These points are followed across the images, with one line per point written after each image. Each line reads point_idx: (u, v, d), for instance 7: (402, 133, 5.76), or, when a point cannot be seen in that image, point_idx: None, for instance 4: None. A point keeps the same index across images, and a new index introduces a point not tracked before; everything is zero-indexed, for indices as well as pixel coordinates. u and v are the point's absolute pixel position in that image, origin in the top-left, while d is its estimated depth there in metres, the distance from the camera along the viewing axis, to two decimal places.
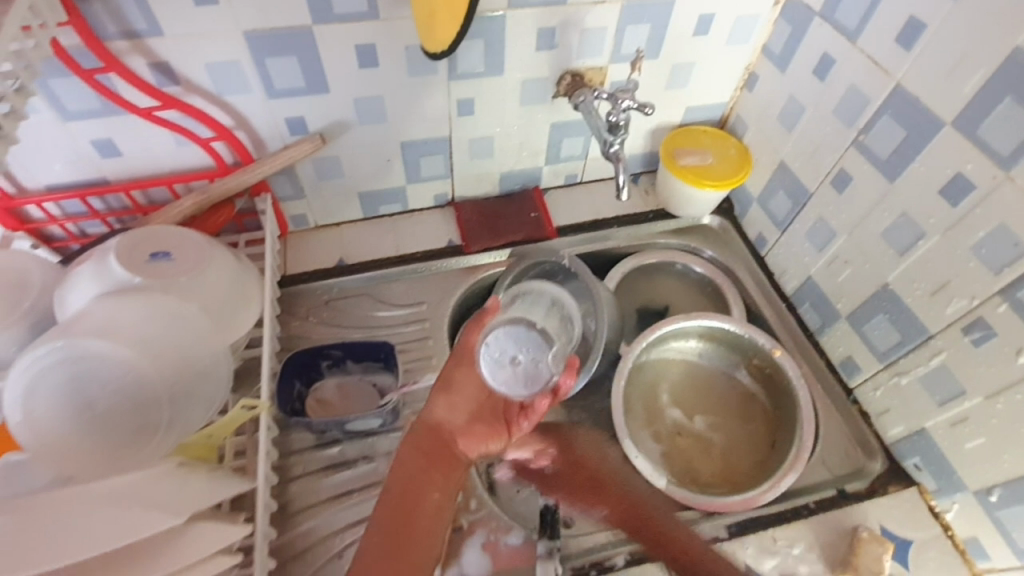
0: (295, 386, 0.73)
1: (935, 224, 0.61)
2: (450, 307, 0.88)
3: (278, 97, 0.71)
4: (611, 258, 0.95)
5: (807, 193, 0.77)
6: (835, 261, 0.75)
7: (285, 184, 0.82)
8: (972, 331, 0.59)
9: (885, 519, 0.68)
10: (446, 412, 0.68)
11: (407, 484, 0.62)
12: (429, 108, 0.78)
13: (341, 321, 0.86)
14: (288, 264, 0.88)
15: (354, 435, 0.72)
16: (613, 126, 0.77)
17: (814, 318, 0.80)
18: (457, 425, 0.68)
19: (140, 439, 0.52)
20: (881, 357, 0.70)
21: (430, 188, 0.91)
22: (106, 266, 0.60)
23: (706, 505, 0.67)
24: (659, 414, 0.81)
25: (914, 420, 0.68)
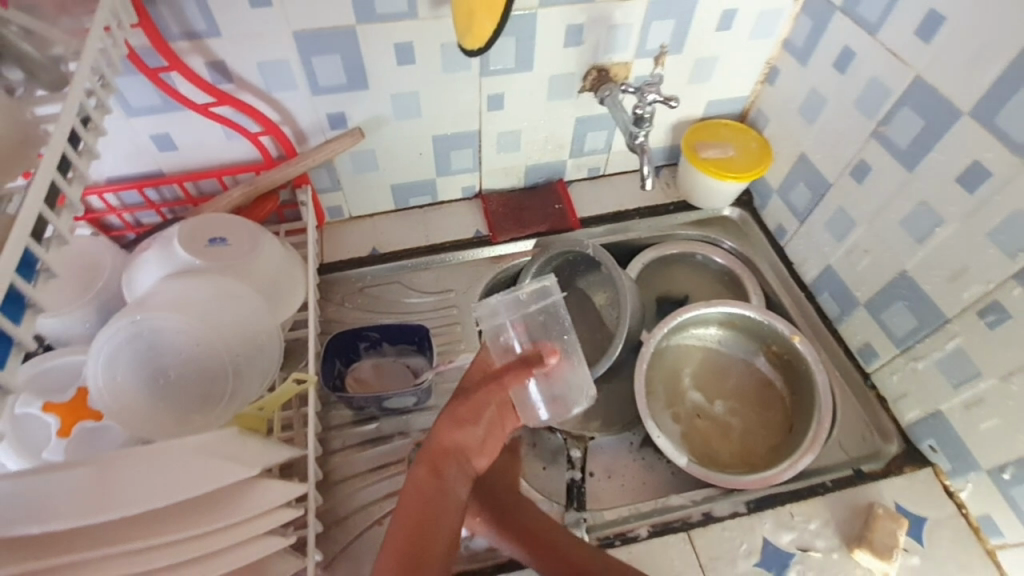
0: (336, 365, 0.78)
1: (953, 211, 0.63)
2: (479, 294, 0.92)
3: (322, 93, 0.76)
4: (633, 248, 0.98)
5: (827, 184, 0.80)
6: (854, 249, 0.77)
7: (324, 176, 0.87)
8: (988, 314, 0.61)
9: (900, 497, 0.70)
10: (458, 433, 0.59)
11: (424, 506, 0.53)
12: (462, 103, 0.82)
13: (375, 307, 0.90)
14: (325, 253, 0.93)
15: (390, 412, 0.77)
16: (639, 118, 0.80)
17: (832, 306, 0.83)
18: (472, 446, 0.59)
19: (207, 406, 0.60)
20: (898, 342, 0.73)
21: (459, 180, 0.95)
22: (169, 250, 0.66)
23: (727, 483, 0.69)
24: (680, 398, 0.83)
25: (930, 403, 0.70)
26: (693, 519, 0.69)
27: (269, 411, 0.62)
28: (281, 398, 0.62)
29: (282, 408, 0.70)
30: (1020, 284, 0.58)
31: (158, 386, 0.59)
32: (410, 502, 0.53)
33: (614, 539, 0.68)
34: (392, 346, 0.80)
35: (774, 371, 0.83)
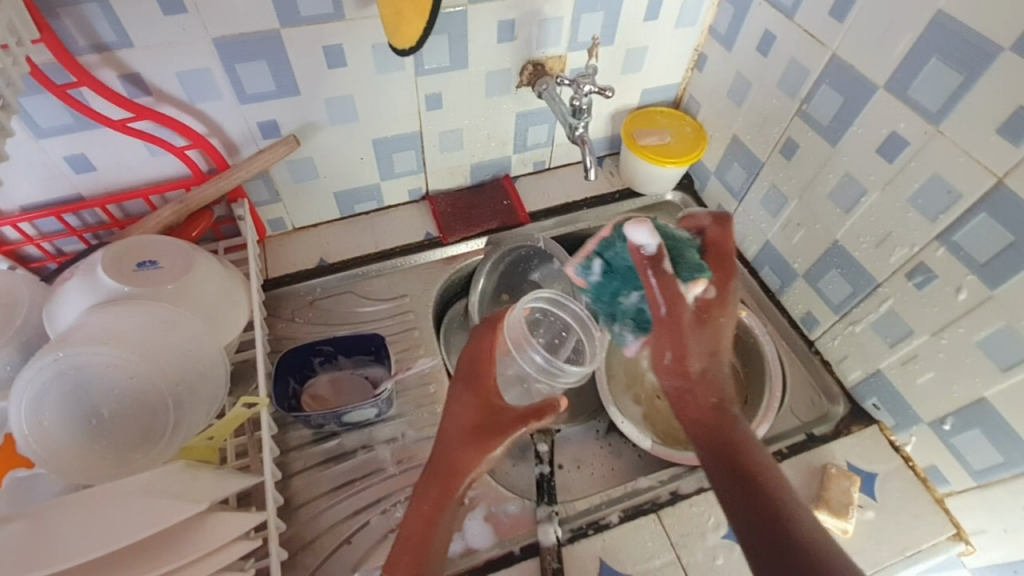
0: (290, 384, 0.75)
1: (875, 181, 0.67)
2: (433, 297, 0.90)
3: (250, 102, 0.73)
4: (583, 238, 0.99)
5: (759, 163, 0.83)
6: (789, 224, 0.81)
7: (261, 188, 0.83)
8: (914, 276, 0.65)
9: (850, 456, 0.73)
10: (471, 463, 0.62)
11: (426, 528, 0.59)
12: (399, 105, 0.80)
13: (326, 320, 0.87)
14: (269, 267, 0.89)
15: (350, 426, 0.75)
16: (577, 110, 0.80)
17: (774, 279, 0.86)
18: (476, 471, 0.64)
19: (148, 442, 0.56)
20: (836, 308, 0.76)
21: (403, 184, 0.93)
22: (92, 278, 0.61)
23: (692, 460, 0.72)
24: (641, 380, 0.84)
25: (870, 363, 0.73)
26: (661, 500, 0.70)
27: (219, 439, 0.59)
28: (231, 424, 0.59)
29: (234, 435, 0.67)
30: (942, 245, 0.61)
31: (92, 426, 0.55)
32: (414, 517, 0.59)
33: (588, 529, 0.68)
34: (348, 358, 0.77)
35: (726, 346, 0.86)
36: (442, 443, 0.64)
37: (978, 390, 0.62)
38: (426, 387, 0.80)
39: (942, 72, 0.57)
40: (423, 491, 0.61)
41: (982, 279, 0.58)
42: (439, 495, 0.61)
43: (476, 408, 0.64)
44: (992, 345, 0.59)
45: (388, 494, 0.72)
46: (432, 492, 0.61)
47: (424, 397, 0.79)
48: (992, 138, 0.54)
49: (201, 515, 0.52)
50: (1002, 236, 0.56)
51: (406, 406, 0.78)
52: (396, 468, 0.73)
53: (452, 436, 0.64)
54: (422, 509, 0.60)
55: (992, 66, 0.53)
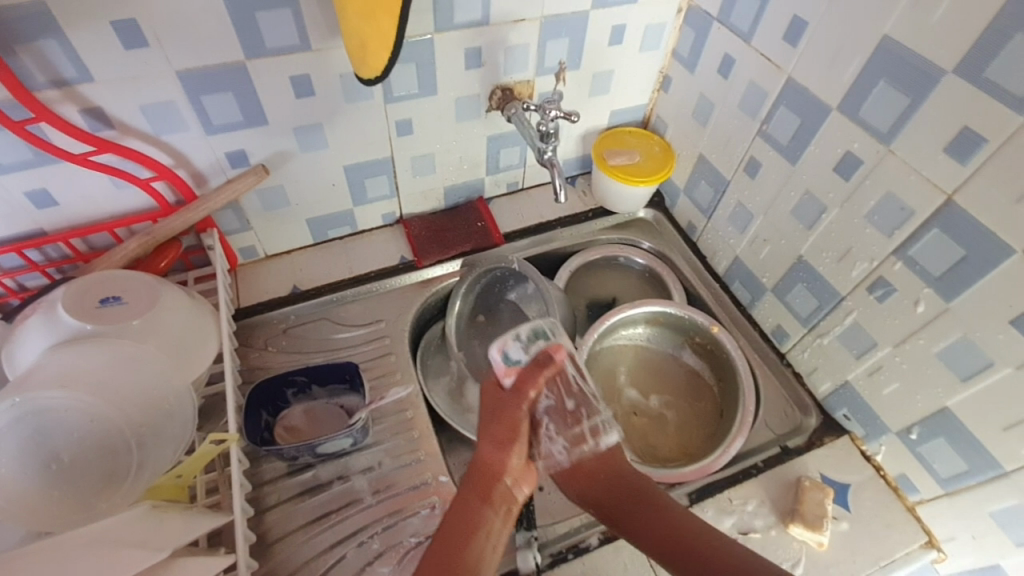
0: (262, 416, 0.74)
1: (833, 198, 0.69)
2: (409, 321, 0.90)
3: (216, 133, 0.72)
4: (558, 257, 1.01)
5: (725, 181, 0.85)
6: (756, 240, 0.83)
7: (231, 218, 0.83)
8: (875, 289, 0.67)
9: (824, 467, 0.74)
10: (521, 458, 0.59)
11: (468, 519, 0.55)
12: (369, 131, 0.81)
13: (300, 348, 0.86)
14: (241, 296, 0.88)
15: (325, 457, 0.73)
16: (545, 134, 0.82)
17: (745, 294, 0.88)
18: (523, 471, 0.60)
19: (111, 484, 0.54)
20: (804, 321, 0.78)
21: (377, 208, 0.93)
22: (53, 316, 0.60)
23: (667, 477, 0.72)
24: (619, 394, 0.86)
25: (838, 375, 0.75)
26: None
27: (188, 477, 0.59)
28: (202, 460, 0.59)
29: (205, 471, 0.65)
30: (899, 259, 0.63)
31: (52, 471, 0.53)
32: (464, 545, 0.53)
33: (568, 552, 0.68)
34: (322, 388, 0.77)
35: (701, 361, 0.87)
36: (497, 478, 0.58)
37: (940, 400, 0.63)
38: (403, 413, 0.80)
39: (890, 95, 0.59)
40: (477, 515, 0.55)
41: (938, 292, 0.60)
42: (492, 534, 0.55)
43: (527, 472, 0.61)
44: (950, 356, 0.61)
45: (365, 526, 0.70)
46: (488, 523, 0.56)
47: (399, 424, 0.79)
48: (940, 157, 0.56)
49: (167, 560, 0.51)
50: (955, 250, 0.57)
51: (383, 434, 0.77)
52: (372, 499, 0.72)
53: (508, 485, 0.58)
54: (476, 536, 0.54)
55: (936, 88, 0.55)
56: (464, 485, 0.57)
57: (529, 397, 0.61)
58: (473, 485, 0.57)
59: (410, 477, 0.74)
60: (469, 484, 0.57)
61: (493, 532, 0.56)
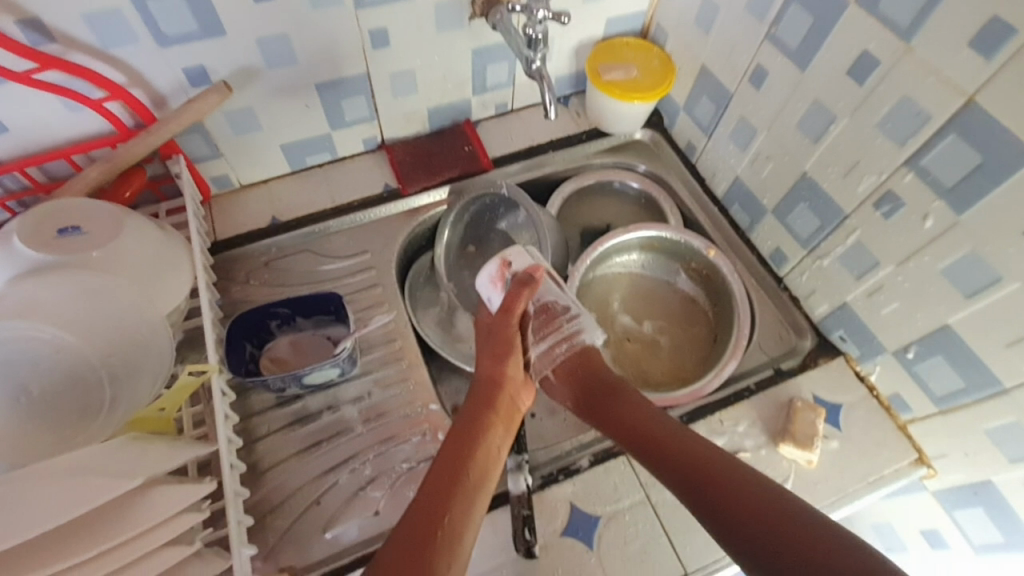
0: (246, 347, 0.72)
1: (844, 107, 0.64)
2: (395, 252, 0.87)
3: (171, 45, 0.66)
4: (551, 183, 0.96)
5: (728, 95, 0.79)
6: (758, 158, 0.78)
7: (198, 143, 0.77)
8: (883, 204, 0.63)
9: (816, 388, 0.73)
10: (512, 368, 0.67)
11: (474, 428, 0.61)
12: (342, 43, 0.74)
13: (283, 281, 0.83)
14: (218, 228, 0.84)
15: (313, 388, 0.73)
16: (532, 40, 0.73)
17: (743, 217, 0.84)
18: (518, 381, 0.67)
19: (86, 417, 0.56)
20: (804, 243, 0.75)
21: (357, 132, 0.88)
22: (9, 247, 0.57)
23: (659, 400, 0.71)
24: (611, 322, 0.84)
25: (837, 297, 0.73)
26: None
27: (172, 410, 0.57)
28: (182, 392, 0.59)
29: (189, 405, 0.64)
30: (910, 170, 0.59)
31: (26, 404, 0.55)
32: (477, 452, 0.59)
33: (559, 474, 0.68)
34: (306, 319, 0.74)
35: (696, 287, 0.84)
36: (501, 391, 0.65)
37: (942, 318, 0.61)
38: (391, 344, 0.78)
39: None
40: (487, 427, 0.62)
41: (949, 205, 0.57)
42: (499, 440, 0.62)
43: (525, 390, 0.67)
44: (956, 272, 0.58)
45: (356, 453, 0.71)
46: (498, 428, 0.62)
47: (387, 355, 0.77)
48: (964, 53, 0.51)
49: (141, 489, 0.50)
50: (971, 158, 0.54)
51: (371, 365, 0.76)
52: (363, 428, 0.72)
53: (513, 395, 0.66)
54: (489, 438, 0.61)
55: None
56: (471, 400, 0.64)
57: (517, 308, 0.68)
58: (481, 398, 0.64)
59: (400, 406, 0.74)
60: (478, 398, 0.64)
61: (503, 437, 0.63)
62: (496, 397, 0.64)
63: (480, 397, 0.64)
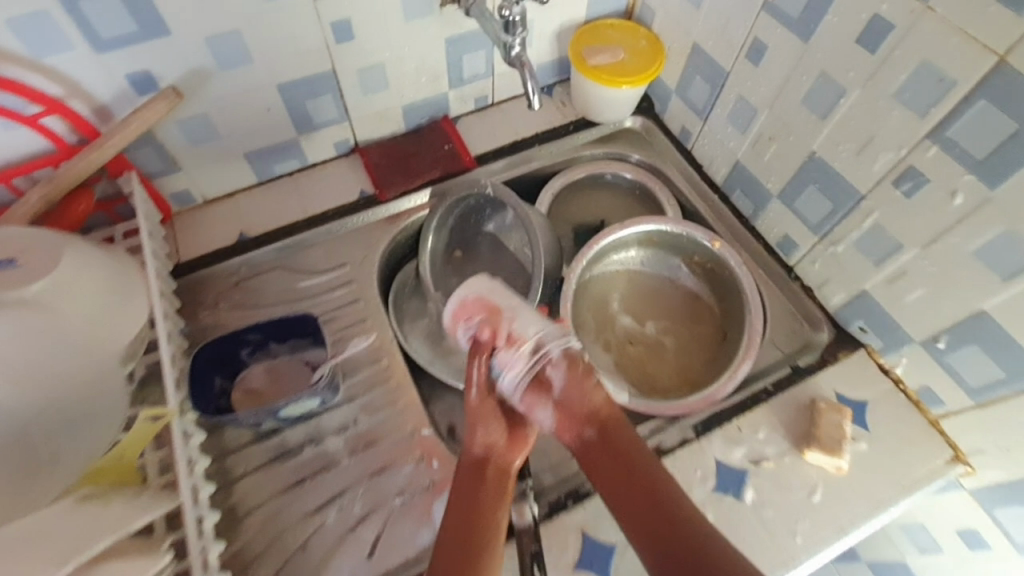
0: (216, 380, 0.66)
1: (854, 78, 0.58)
2: (376, 263, 0.80)
3: (110, 50, 0.59)
4: (539, 179, 0.90)
5: (724, 73, 0.74)
6: (760, 139, 0.72)
7: (151, 156, 0.71)
8: (903, 182, 0.58)
9: (838, 386, 0.67)
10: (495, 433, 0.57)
11: (469, 502, 0.53)
12: (302, 38, 0.67)
13: (255, 302, 0.77)
14: (181, 248, 0.78)
15: (293, 419, 0.67)
16: (509, 23, 0.66)
17: (746, 204, 0.79)
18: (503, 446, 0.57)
19: (33, 476, 0.50)
20: (815, 229, 0.69)
21: (326, 135, 0.81)
22: None
23: (671, 410, 0.66)
24: (613, 325, 0.78)
25: (854, 285, 0.67)
26: None
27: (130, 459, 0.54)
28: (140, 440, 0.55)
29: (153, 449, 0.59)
30: (934, 143, 0.54)
31: None
32: (477, 523, 0.52)
33: (567, 499, 0.63)
34: (281, 344, 0.69)
35: (700, 282, 0.79)
36: (489, 455, 0.57)
37: (975, 303, 0.56)
38: (376, 364, 0.72)
39: None
40: (482, 491, 0.54)
41: (980, 178, 0.51)
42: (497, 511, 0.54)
43: (518, 441, 0.58)
44: (990, 252, 0.53)
45: (344, 488, 0.65)
46: (494, 497, 0.54)
47: (372, 377, 0.71)
48: (992, 9, 0.46)
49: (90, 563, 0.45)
50: (1004, 125, 0.48)
51: (356, 389, 0.70)
52: (350, 459, 0.66)
53: (499, 459, 0.57)
54: (486, 509, 0.53)
55: None
56: (460, 470, 0.56)
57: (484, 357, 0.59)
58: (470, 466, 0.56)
59: (390, 432, 0.68)
60: (465, 470, 0.56)
61: (501, 504, 0.54)
62: (484, 464, 0.56)
63: (468, 471, 0.56)
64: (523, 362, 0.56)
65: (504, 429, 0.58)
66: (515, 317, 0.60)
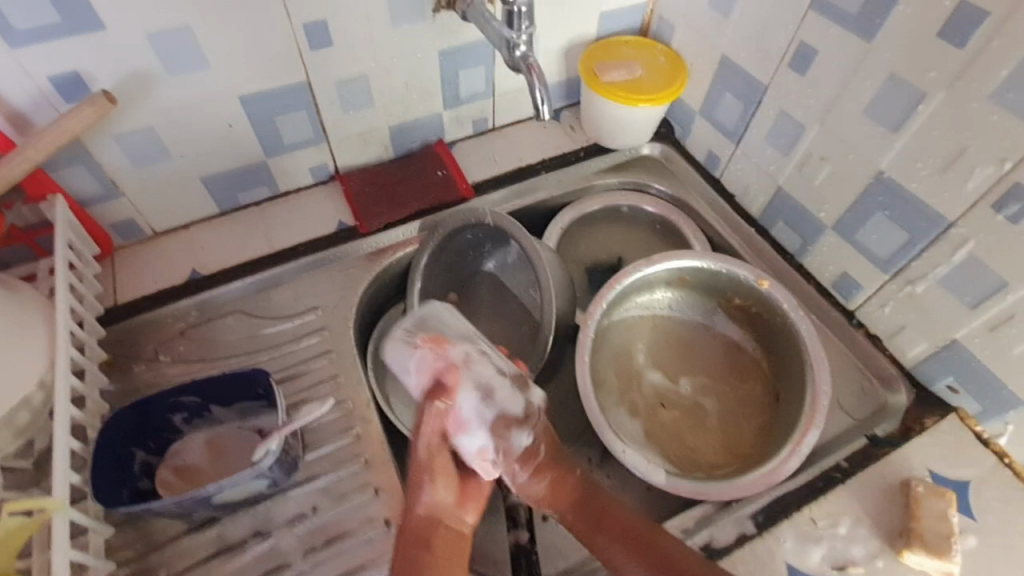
0: (138, 455, 0.52)
1: (936, 79, 0.48)
2: (354, 307, 0.67)
3: (25, 45, 0.49)
4: (547, 212, 0.78)
5: (760, 88, 0.63)
6: (808, 161, 0.61)
7: (83, 177, 0.59)
8: (1006, 205, 0.46)
9: (929, 461, 0.55)
10: (444, 492, 0.42)
11: None
12: (268, 40, 0.57)
13: (205, 354, 0.63)
14: (118, 289, 0.65)
15: (233, 507, 0.52)
16: (510, 15, 0.55)
17: (792, 238, 0.67)
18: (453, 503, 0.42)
19: None
20: (885, 266, 0.57)
21: (300, 159, 0.70)
22: None
23: (721, 494, 0.53)
24: (639, 382, 0.65)
25: (940, 333, 0.55)
26: None
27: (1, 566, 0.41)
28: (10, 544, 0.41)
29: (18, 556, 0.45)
30: None
31: None
32: None
33: None
34: (225, 408, 0.55)
35: (741, 329, 0.66)
36: (438, 518, 0.41)
37: None
38: (346, 434, 0.58)
39: None
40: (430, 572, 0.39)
41: None
42: None
43: (472, 498, 0.43)
44: None
45: None
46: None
47: (343, 449, 0.57)
48: None
49: None
50: None
51: (322, 464, 0.56)
52: (307, 561, 0.52)
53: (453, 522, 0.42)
54: None
55: None
56: (400, 542, 0.41)
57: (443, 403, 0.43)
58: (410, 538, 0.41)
59: (362, 522, 0.54)
60: (407, 541, 0.40)
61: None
62: (433, 532, 0.41)
63: (410, 545, 0.40)
64: (495, 414, 0.44)
65: (456, 483, 0.43)
66: (475, 355, 0.46)
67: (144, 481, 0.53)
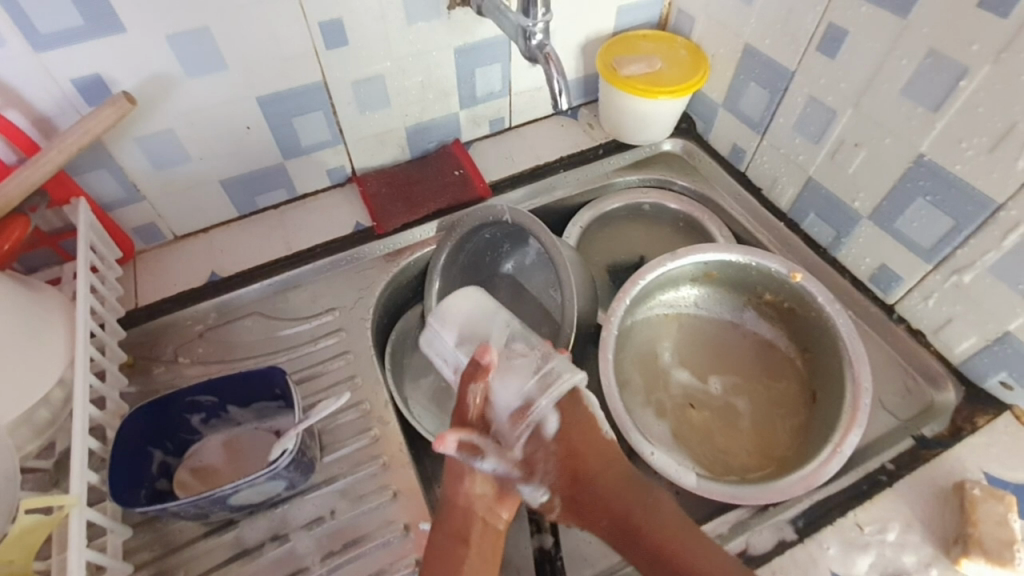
0: (156, 456, 0.52)
1: (980, 52, 0.45)
2: (373, 308, 0.66)
3: (51, 49, 0.50)
4: (566, 211, 0.77)
5: (786, 76, 0.61)
6: (840, 148, 0.59)
7: (107, 181, 0.60)
8: None
9: (985, 463, 0.52)
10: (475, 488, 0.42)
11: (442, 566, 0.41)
12: (285, 40, 0.57)
13: (224, 356, 0.63)
14: (140, 291, 0.65)
15: (250, 509, 0.51)
16: (527, 4, 0.55)
17: (824, 231, 0.64)
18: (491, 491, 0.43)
19: None
20: (927, 255, 0.54)
21: (318, 161, 0.69)
22: None
23: (757, 499, 0.50)
24: (664, 382, 0.62)
25: (991, 326, 0.52)
26: None
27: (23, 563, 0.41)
28: (28, 541, 0.41)
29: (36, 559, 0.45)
30: None
31: None
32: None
33: None
34: (242, 409, 0.55)
35: (772, 326, 0.64)
36: (473, 511, 0.42)
37: None
38: (364, 436, 0.57)
39: None
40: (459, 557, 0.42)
41: None
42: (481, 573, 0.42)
43: (512, 493, 0.43)
44: None
45: None
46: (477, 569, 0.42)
47: (361, 451, 0.56)
48: None
49: None
50: None
51: (341, 466, 0.55)
52: (325, 566, 0.50)
53: (489, 518, 0.43)
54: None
55: None
56: (438, 529, 0.43)
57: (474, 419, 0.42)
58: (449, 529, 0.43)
59: (381, 525, 0.52)
60: (442, 530, 0.42)
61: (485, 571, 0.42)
62: (467, 526, 0.42)
63: (448, 526, 0.42)
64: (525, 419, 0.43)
65: (497, 478, 0.43)
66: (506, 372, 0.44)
67: (161, 481, 0.52)
